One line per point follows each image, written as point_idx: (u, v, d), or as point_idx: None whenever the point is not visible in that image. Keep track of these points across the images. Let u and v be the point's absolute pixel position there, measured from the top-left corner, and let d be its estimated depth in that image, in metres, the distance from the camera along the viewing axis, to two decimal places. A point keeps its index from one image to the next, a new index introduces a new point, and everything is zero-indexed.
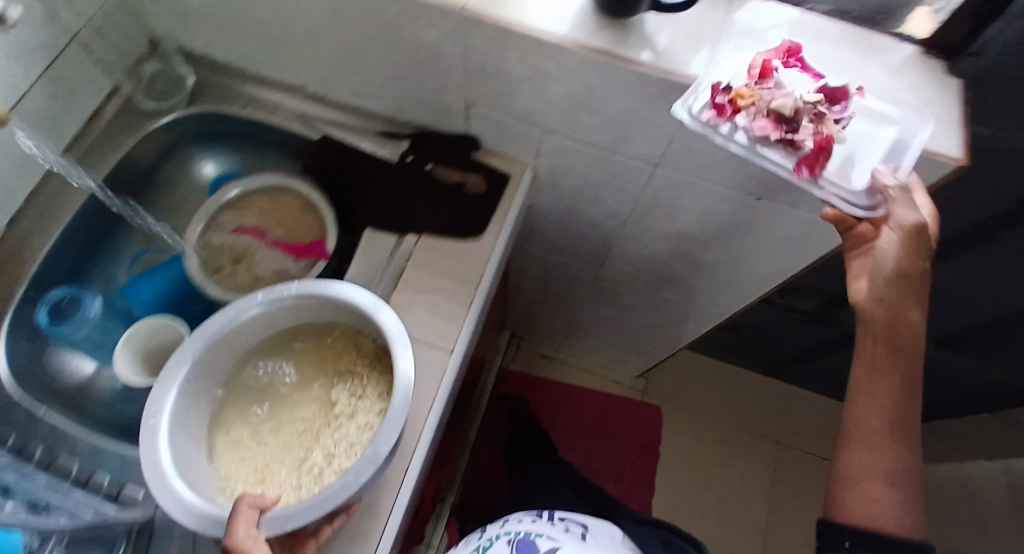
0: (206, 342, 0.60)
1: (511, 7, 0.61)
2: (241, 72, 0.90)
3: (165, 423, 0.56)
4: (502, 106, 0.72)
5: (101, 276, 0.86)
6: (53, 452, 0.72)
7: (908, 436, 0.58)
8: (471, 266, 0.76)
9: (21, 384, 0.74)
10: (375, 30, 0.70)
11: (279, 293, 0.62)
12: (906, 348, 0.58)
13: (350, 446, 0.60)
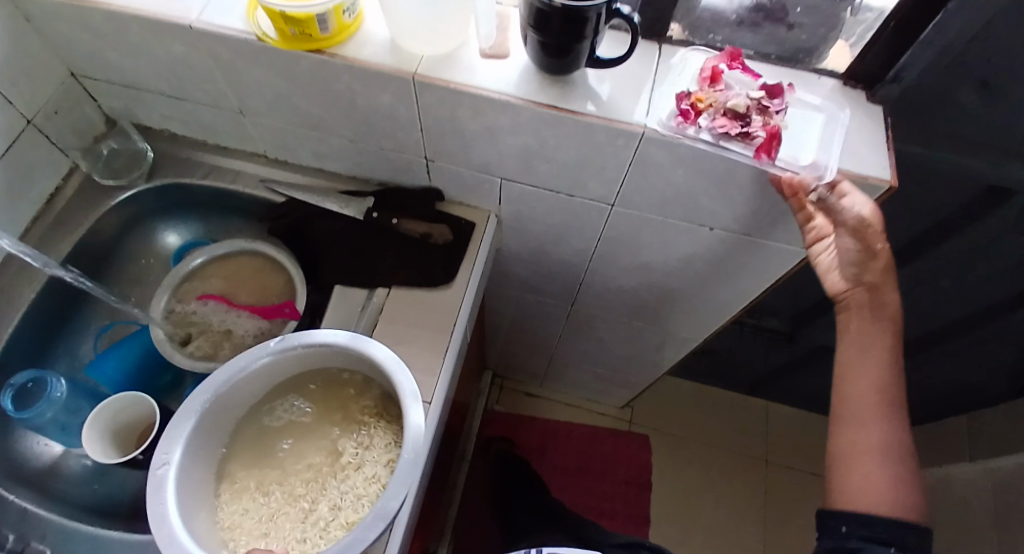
0: (216, 392, 0.62)
1: (460, 69, 0.65)
2: (200, 145, 0.91)
3: (172, 474, 0.58)
4: (459, 160, 0.76)
5: (66, 354, 0.83)
6: (24, 537, 0.67)
7: (898, 410, 0.62)
8: (444, 315, 0.77)
9: None
10: (329, 100, 0.73)
11: (290, 343, 0.65)
12: (885, 327, 0.63)
13: (357, 498, 0.62)
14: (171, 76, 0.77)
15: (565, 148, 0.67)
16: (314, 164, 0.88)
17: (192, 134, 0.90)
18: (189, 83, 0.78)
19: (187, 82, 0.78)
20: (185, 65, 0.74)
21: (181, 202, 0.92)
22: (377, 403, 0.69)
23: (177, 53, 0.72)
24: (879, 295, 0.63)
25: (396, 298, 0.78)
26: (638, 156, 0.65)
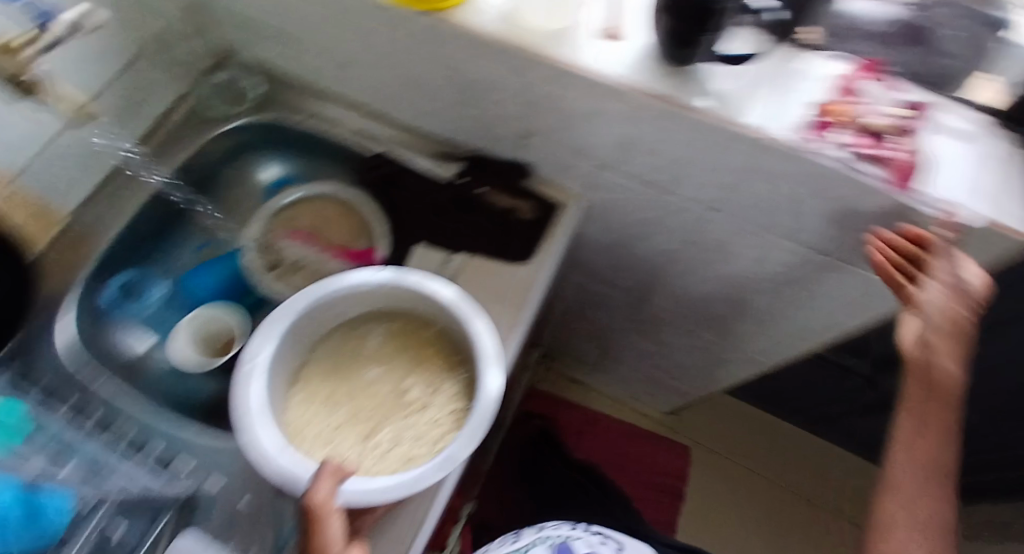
0: (316, 301, 0.66)
1: (567, 45, 0.61)
2: (304, 89, 0.91)
3: (259, 368, 0.60)
4: (561, 139, 0.74)
5: (162, 261, 0.85)
6: (112, 412, 0.68)
7: (941, 487, 0.66)
8: (518, 290, 0.77)
9: (91, 351, 0.73)
10: (441, 63, 0.71)
11: (389, 278, 0.67)
12: (947, 402, 0.64)
13: (417, 436, 0.65)
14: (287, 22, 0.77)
15: (678, 143, 0.63)
16: (413, 123, 0.88)
17: (298, 76, 0.89)
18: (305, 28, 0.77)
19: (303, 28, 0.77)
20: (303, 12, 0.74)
21: (279, 141, 0.91)
22: (449, 353, 0.71)
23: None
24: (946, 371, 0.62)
25: (474, 266, 0.79)
26: (753, 165, 0.61)
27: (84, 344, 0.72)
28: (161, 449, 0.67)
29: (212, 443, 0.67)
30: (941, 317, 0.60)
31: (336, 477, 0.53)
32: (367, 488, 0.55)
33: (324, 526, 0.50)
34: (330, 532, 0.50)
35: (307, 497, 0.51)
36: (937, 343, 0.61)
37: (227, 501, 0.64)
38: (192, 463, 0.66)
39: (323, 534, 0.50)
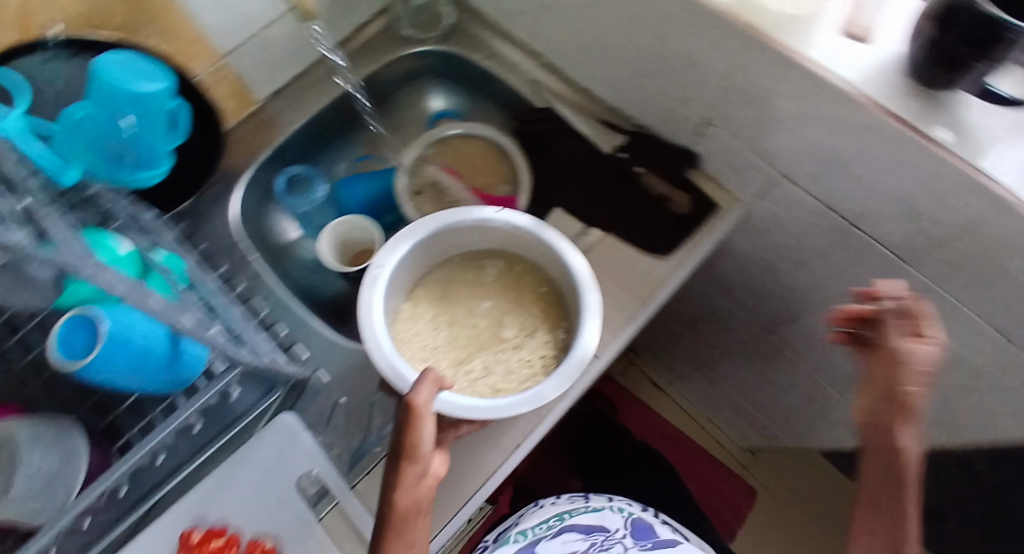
0: (442, 227, 0.65)
1: (801, 33, 0.54)
2: (489, 27, 0.87)
3: (383, 276, 0.62)
4: (754, 141, 0.67)
5: (326, 163, 0.88)
6: (253, 288, 0.74)
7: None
8: (649, 284, 0.73)
9: (246, 229, 0.77)
10: (652, 30, 0.65)
11: (511, 218, 0.65)
12: (904, 497, 0.63)
13: (508, 373, 0.65)
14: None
15: (899, 174, 0.55)
16: (585, 84, 0.82)
17: (489, 13, 0.85)
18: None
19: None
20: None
21: (453, 74, 0.90)
22: (552, 301, 0.70)
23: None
24: (902, 461, 0.61)
25: (607, 246, 0.75)
26: (987, 229, 0.52)
27: (241, 221, 0.77)
28: (286, 332, 0.72)
29: (329, 339, 0.72)
30: (902, 401, 0.58)
31: (437, 387, 0.52)
32: (461, 401, 0.56)
33: (420, 425, 0.51)
34: (424, 433, 0.52)
35: (409, 395, 0.51)
36: (898, 432, 0.60)
37: (328, 394, 0.70)
38: (309, 353, 0.71)
39: (416, 435, 0.51)
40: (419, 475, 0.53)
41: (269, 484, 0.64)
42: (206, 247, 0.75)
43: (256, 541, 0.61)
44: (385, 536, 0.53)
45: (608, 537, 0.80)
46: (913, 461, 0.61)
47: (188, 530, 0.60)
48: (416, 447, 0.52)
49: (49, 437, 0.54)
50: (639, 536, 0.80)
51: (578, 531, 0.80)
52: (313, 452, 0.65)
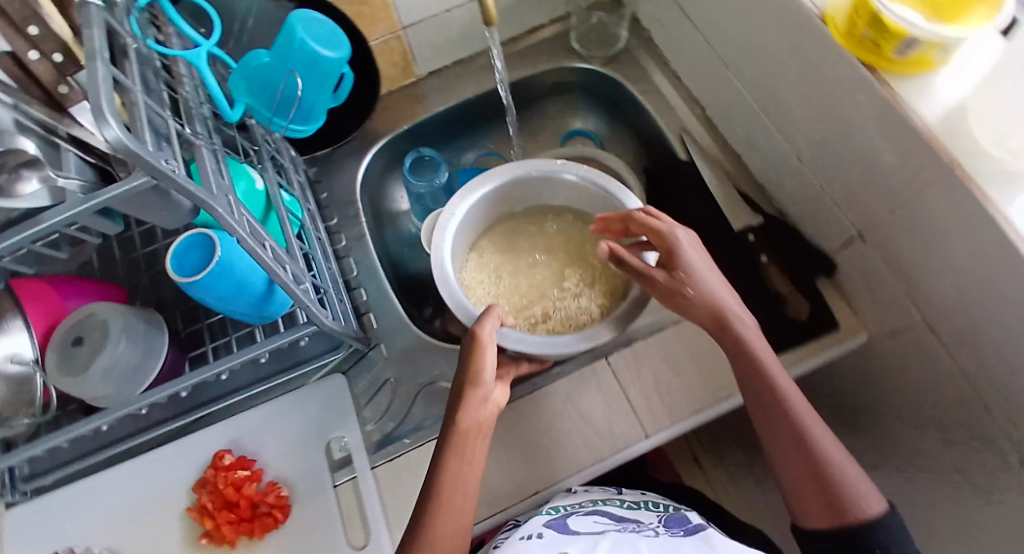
0: (508, 180, 0.70)
1: (1008, 187, 0.45)
2: (660, 62, 0.82)
3: (454, 221, 0.67)
4: (909, 277, 0.58)
5: (453, 149, 0.88)
6: (351, 248, 0.76)
7: (775, 446, 0.55)
8: (727, 383, 0.66)
9: (364, 192, 0.80)
10: (837, 123, 0.58)
11: (572, 169, 0.69)
12: (837, 461, 0.53)
13: (568, 320, 0.70)
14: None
15: None
16: (739, 149, 0.76)
17: (665, 48, 0.81)
18: (712, 12, 0.68)
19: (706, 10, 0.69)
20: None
21: (606, 98, 0.86)
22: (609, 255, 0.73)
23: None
24: (795, 415, 0.55)
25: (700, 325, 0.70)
26: None
27: (362, 184, 0.80)
28: (365, 299, 0.74)
29: (401, 317, 0.73)
30: (705, 302, 0.57)
31: (498, 324, 0.58)
32: (518, 334, 0.61)
33: (481, 351, 0.56)
34: (486, 360, 0.56)
35: (476, 327, 0.56)
36: (777, 393, 0.55)
37: (381, 370, 0.71)
38: (378, 325, 0.72)
39: (478, 359, 0.56)
40: (481, 400, 0.56)
41: (305, 433, 0.66)
42: (326, 197, 0.78)
43: (275, 485, 0.63)
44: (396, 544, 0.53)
45: (641, 525, 0.56)
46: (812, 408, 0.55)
47: (223, 451, 0.64)
48: (480, 372, 0.56)
49: (138, 336, 0.58)
50: (675, 526, 0.57)
51: (610, 515, 0.57)
52: (350, 420, 0.67)
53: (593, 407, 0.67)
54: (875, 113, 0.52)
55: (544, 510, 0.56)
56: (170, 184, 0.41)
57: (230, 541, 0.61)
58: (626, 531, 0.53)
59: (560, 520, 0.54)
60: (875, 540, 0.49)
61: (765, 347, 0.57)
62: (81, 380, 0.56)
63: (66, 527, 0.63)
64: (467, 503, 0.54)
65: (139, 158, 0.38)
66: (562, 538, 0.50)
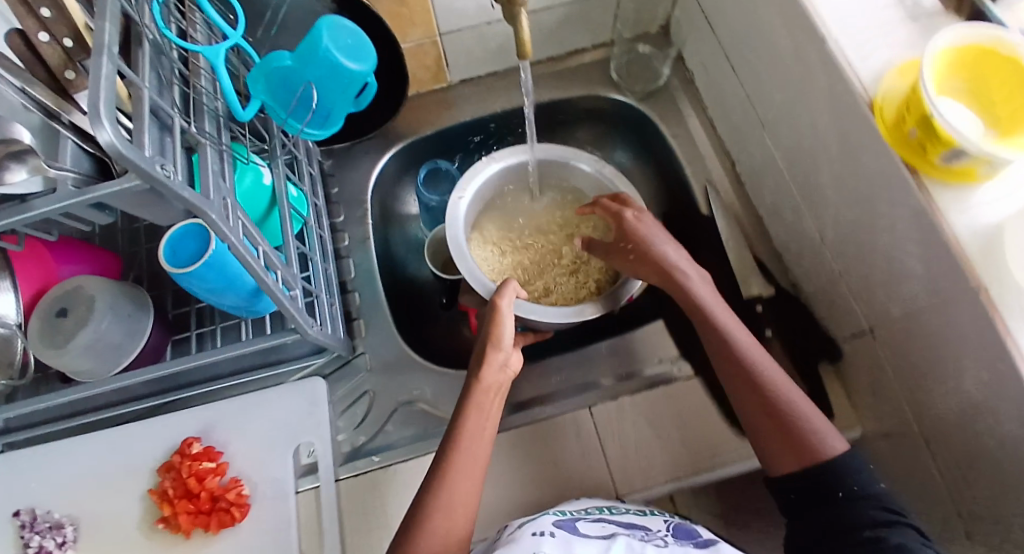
0: (511, 162, 0.73)
1: None
2: (698, 108, 0.80)
3: (467, 202, 0.70)
4: (912, 387, 0.56)
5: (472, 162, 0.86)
6: (352, 250, 0.75)
7: (742, 399, 0.55)
8: (706, 455, 0.64)
9: (376, 193, 0.79)
10: (866, 217, 0.55)
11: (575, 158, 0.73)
12: (792, 398, 0.53)
13: (570, 293, 0.75)
14: (746, 51, 0.66)
15: None
16: (764, 214, 0.73)
17: (706, 95, 0.78)
18: (758, 72, 0.65)
19: (752, 68, 0.66)
20: (770, 57, 0.62)
21: (637, 133, 0.83)
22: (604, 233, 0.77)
23: (779, 45, 0.59)
24: (751, 362, 0.55)
25: (691, 390, 0.67)
26: None
27: (375, 185, 0.78)
28: (358, 304, 0.73)
29: (390, 330, 0.72)
30: (658, 258, 0.62)
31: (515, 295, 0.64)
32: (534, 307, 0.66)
33: (500, 318, 0.62)
34: (504, 326, 0.62)
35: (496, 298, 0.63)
36: (761, 369, 0.55)
37: (361, 381, 0.70)
38: (366, 334, 0.72)
39: (497, 324, 0.62)
40: (501, 363, 0.61)
41: (275, 432, 0.66)
42: (336, 193, 0.77)
43: (237, 482, 0.63)
44: None
45: (650, 532, 0.54)
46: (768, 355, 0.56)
47: (192, 439, 0.64)
48: (500, 336, 0.61)
49: (123, 317, 0.58)
50: (684, 536, 0.54)
51: (618, 522, 0.55)
52: (322, 428, 0.66)
53: (566, 456, 0.65)
54: (904, 218, 0.50)
55: (551, 511, 0.55)
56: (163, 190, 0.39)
57: (185, 531, 0.61)
58: (635, 540, 0.51)
59: (570, 522, 0.53)
60: (845, 478, 0.49)
61: (707, 291, 0.60)
62: (59, 353, 0.55)
63: (31, 487, 0.64)
64: (480, 460, 0.57)
65: (134, 164, 0.35)
66: (575, 540, 0.49)
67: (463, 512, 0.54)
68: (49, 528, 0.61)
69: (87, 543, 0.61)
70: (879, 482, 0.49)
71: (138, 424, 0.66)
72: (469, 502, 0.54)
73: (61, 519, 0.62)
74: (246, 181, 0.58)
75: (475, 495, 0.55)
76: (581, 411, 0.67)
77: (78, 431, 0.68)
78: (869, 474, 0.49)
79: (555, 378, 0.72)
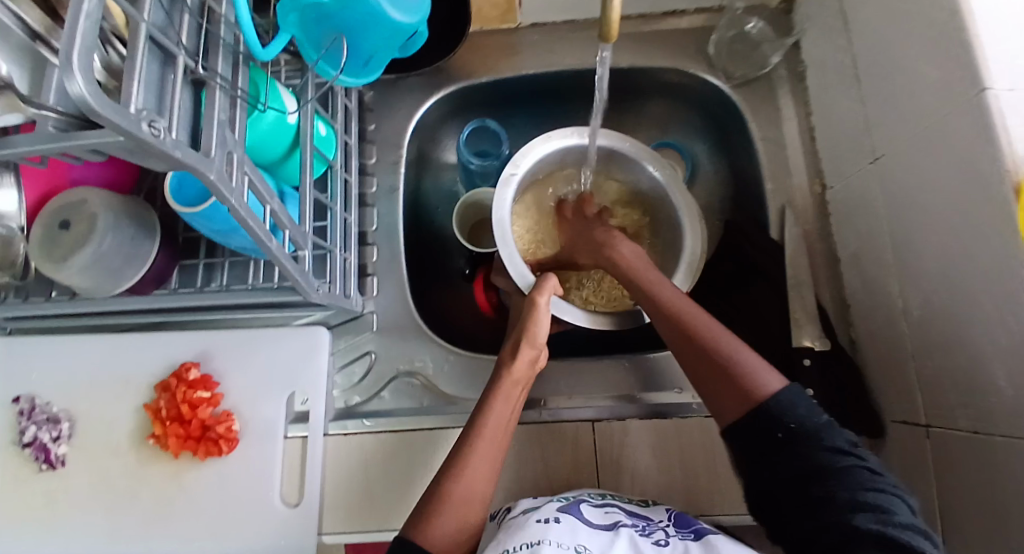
0: (574, 145, 0.65)
1: None
2: (802, 112, 0.69)
3: (518, 179, 0.63)
4: (960, 485, 0.50)
5: (528, 121, 0.79)
6: (378, 199, 0.70)
7: (682, 349, 0.54)
8: (708, 498, 0.60)
9: (416, 140, 0.74)
10: (963, 307, 0.48)
11: (640, 153, 0.65)
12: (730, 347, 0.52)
13: (602, 293, 0.70)
14: (880, 68, 0.55)
15: None
16: (842, 257, 0.64)
17: (815, 100, 0.67)
18: (887, 97, 0.55)
19: (882, 89, 0.55)
20: (908, 87, 0.51)
21: (719, 125, 0.75)
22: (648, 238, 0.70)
23: (923, 77, 0.49)
24: (681, 315, 0.55)
25: (706, 433, 0.62)
26: None
27: (415, 130, 0.73)
28: (374, 260, 0.69)
29: (402, 293, 0.68)
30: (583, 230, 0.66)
31: (552, 294, 0.59)
32: (570, 308, 0.60)
33: (538, 316, 0.57)
34: (541, 324, 0.57)
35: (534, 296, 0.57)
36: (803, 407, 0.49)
37: (367, 339, 0.67)
38: (378, 293, 0.68)
39: (534, 323, 0.57)
40: (531, 360, 0.57)
41: (273, 374, 0.65)
42: (371, 130, 0.72)
43: (228, 416, 0.62)
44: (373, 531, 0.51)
45: (650, 523, 0.54)
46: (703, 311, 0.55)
47: (191, 365, 0.64)
48: (537, 335, 0.57)
49: (126, 239, 0.57)
50: (683, 527, 0.54)
51: (622, 509, 0.56)
52: (319, 381, 0.64)
53: (557, 467, 0.62)
54: (1006, 332, 0.43)
55: (557, 496, 0.56)
56: (152, 147, 0.35)
57: (173, 452, 0.62)
58: (637, 534, 0.51)
59: (574, 507, 0.54)
60: (783, 416, 0.47)
61: (632, 251, 0.61)
62: (59, 266, 0.55)
63: (34, 375, 0.66)
64: (500, 451, 0.53)
65: (114, 122, 0.32)
66: (580, 530, 0.50)
67: (477, 502, 0.51)
68: (46, 420, 0.64)
69: (81, 440, 0.64)
70: (820, 414, 0.48)
71: (143, 336, 0.67)
72: (484, 488, 0.51)
73: (59, 413, 0.64)
74: (267, 117, 0.52)
75: (492, 483, 0.52)
76: (584, 425, 0.63)
77: (94, 330, 0.70)
78: (810, 407, 0.48)
79: (563, 386, 0.66)
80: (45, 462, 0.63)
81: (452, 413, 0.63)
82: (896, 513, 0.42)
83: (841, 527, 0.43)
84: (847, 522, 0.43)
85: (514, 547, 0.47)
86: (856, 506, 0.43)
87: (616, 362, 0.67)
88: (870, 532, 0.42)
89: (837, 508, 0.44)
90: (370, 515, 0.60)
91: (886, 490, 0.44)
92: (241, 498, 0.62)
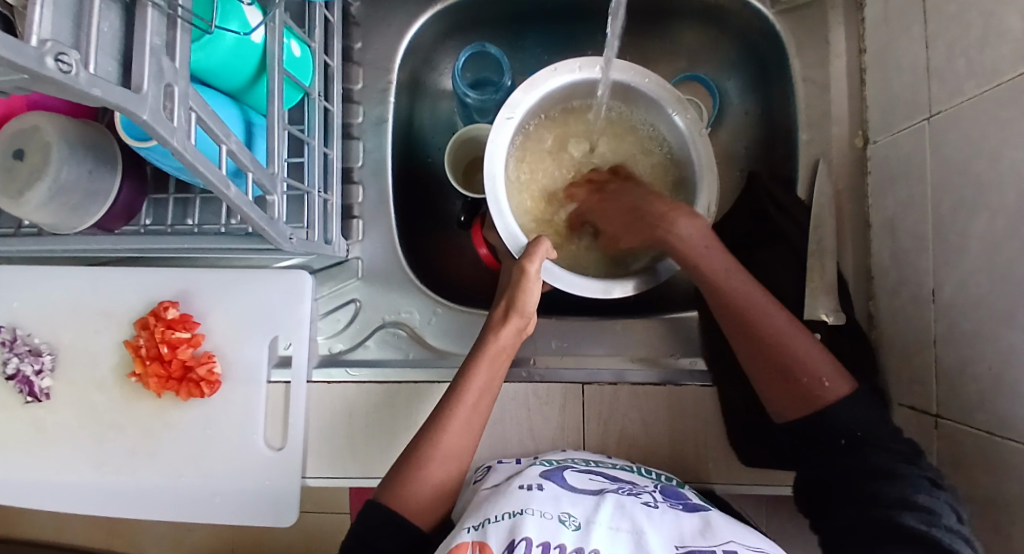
0: (581, 79, 0.58)
1: None
2: (854, 49, 0.60)
3: (515, 120, 0.56)
4: (964, 474, 0.47)
5: (537, 44, 0.71)
6: (364, 131, 0.65)
7: (761, 343, 0.49)
8: (694, 465, 0.58)
9: (408, 62, 0.67)
10: (1003, 298, 0.42)
11: (659, 94, 0.58)
12: (795, 343, 0.49)
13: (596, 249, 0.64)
14: (955, 9, 0.47)
15: None
16: (874, 223, 0.58)
17: (872, 35, 0.58)
18: (959, 43, 0.47)
19: (954, 33, 0.48)
20: (987, 35, 0.44)
21: (757, 59, 0.66)
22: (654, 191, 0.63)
23: (1005, 33, 0.42)
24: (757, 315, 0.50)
25: (699, 400, 0.58)
26: None
27: (407, 51, 0.66)
28: (360, 201, 0.64)
29: (391, 238, 0.64)
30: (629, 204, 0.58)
31: (545, 258, 0.54)
32: (568, 275, 0.55)
33: (527, 285, 0.52)
34: (530, 293, 0.53)
35: (526, 262, 0.52)
36: (836, 406, 0.47)
37: (352, 285, 0.64)
38: (365, 238, 0.64)
39: (524, 291, 0.52)
40: (520, 329, 0.54)
41: (256, 317, 0.62)
42: (358, 50, 0.65)
43: (210, 358, 0.60)
44: (377, 492, 0.48)
45: (637, 488, 0.48)
46: (769, 302, 0.51)
47: (169, 304, 0.61)
48: (526, 304, 0.53)
49: (84, 173, 0.51)
50: (672, 497, 0.48)
51: (606, 475, 0.50)
52: (303, 326, 0.61)
53: (542, 427, 0.59)
54: None
55: (541, 460, 0.50)
56: (60, 84, 0.28)
57: (155, 390, 0.60)
58: (624, 497, 0.45)
59: (557, 472, 0.48)
60: (845, 425, 0.46)
61: (695, 232, 0.54)
62: (14, 200, 0.50)
63: (14, 305, 0.64)
64: (480, 418, 0.51)
65: (6, 59, 0.24)
66: (564, 497, 0.44)
67: (454, 468, 0.49)
68: (28, 351, 0.63)
69: (64, 373, 0.63)
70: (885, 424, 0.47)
71: (121, 269, 0.64)
72: (463, 458, 0.50)
73: (40, 345, 0.63)
74: (227, 39, 0.44)
75: (471, 447, 0.50)
76: (573, 386, 0.59)
77: (73, 261, 0.67)
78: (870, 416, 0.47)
79: (554, 343, 0.64)
80: (29, 394, 0.63)
81: (440, 367, 0.60)
82: (945, 518, 0.41)
83: (883, 524, 0.42)
84: (891, 519, 0.42)
85: (496, 516, 0.41)
86: (902, 505, 0.42)
87: (614, 321, 0.63)
88: (912, 530, 0.41)
89: (880, 507, 0.43)
90: (351, 462, 0.59)
91: (942, 499, 0.42)
92: (223, 438, 0.61)
